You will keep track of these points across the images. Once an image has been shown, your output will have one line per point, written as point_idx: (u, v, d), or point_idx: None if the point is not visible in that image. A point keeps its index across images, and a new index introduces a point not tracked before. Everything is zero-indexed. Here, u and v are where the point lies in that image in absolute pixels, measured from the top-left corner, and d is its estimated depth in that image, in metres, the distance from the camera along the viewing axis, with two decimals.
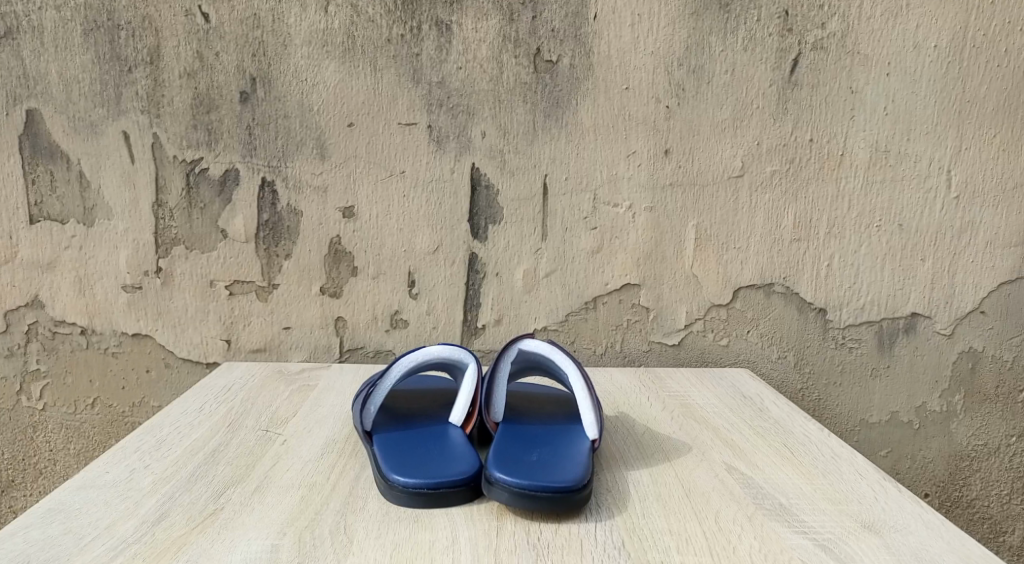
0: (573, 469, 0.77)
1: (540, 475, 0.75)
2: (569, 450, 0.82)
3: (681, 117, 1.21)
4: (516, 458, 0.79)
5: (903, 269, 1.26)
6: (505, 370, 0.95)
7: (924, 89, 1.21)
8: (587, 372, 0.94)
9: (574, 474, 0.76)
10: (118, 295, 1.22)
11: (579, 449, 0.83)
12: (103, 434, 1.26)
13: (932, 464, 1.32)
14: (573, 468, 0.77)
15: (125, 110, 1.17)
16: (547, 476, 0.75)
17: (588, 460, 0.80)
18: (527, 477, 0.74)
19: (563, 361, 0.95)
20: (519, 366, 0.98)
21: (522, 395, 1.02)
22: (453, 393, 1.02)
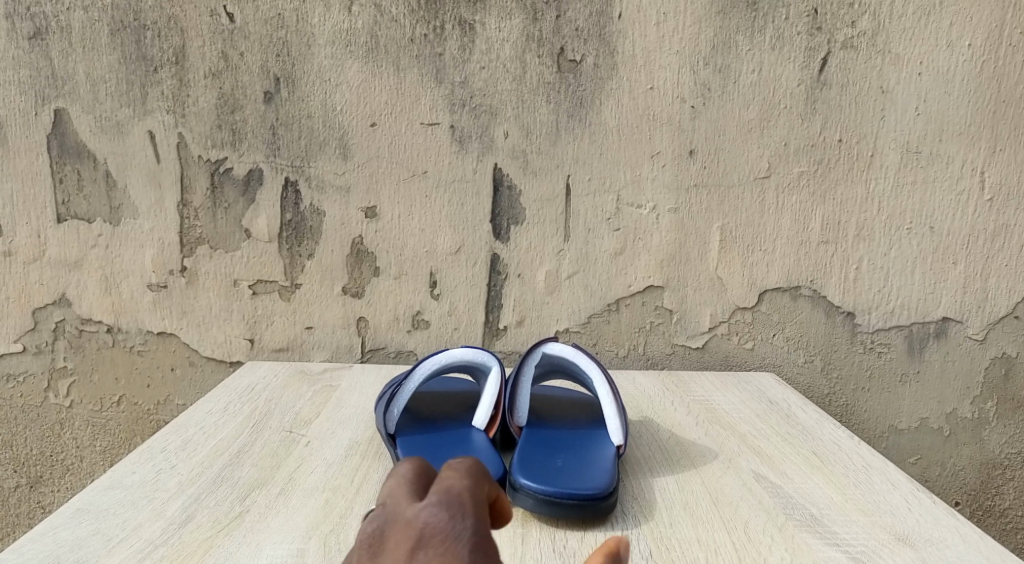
0: (599, 475, 0.76)
1: (566, 481, 0.74)
2: (594, 456, 0.82)
3: (707, 117, 1.20)
4: (541, 463, 0.78)
5: (933, 272, 1.23)
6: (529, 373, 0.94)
7: (957, 89, 1.19)
8: (611, 376, 0.93)
9: (601, 480, 0.75)
10: (144, 294, 1.22)
11: (604, 455, 0.82)
12: (128, 432, 1.27)
13: (964, 472, 1.29)
14: (599, 475, 0.76)
15: (151, 110, 1.18)
16: (573, 483, 0.74)
17: (614, 467, 0.79)
18: (553, 484, 0.73)
19: (588, 363, 0.94)
20: (543, 370, 0.98)
21: (546, 399, 1.01)
22: (477, 396, 1.01)
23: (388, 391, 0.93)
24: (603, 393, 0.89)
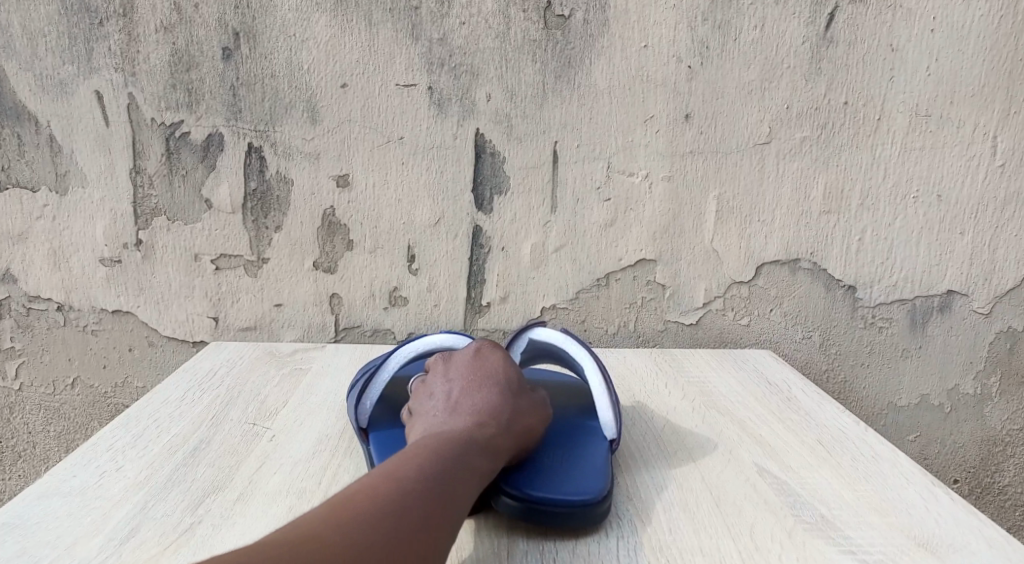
0: (592, 477, 0.72)
1: (556, 485, 0.70)
2: (584, 452, 0.77)
3: (705, 78, 1.11)
4: (531, 462, 0.74)
5: (939, 244, 1.17)
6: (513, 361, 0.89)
7: (972, 47, 1.11)
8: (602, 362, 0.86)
9: (594, 484, 0.71)
10: (96, 269, 1.13)
11: (597, 451, 0.77)
12: (84, 416, 1.19)
13: (963, 449, 1.24)
14: (592, 476, 0.72)
15: (98, 68, 1.07)
16: (565, 488, 0.70)
17: (607, 469, 0.74)
18: (542, 490, 0.69)
19: (579, 350, 0.88)
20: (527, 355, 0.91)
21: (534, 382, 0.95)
22: None
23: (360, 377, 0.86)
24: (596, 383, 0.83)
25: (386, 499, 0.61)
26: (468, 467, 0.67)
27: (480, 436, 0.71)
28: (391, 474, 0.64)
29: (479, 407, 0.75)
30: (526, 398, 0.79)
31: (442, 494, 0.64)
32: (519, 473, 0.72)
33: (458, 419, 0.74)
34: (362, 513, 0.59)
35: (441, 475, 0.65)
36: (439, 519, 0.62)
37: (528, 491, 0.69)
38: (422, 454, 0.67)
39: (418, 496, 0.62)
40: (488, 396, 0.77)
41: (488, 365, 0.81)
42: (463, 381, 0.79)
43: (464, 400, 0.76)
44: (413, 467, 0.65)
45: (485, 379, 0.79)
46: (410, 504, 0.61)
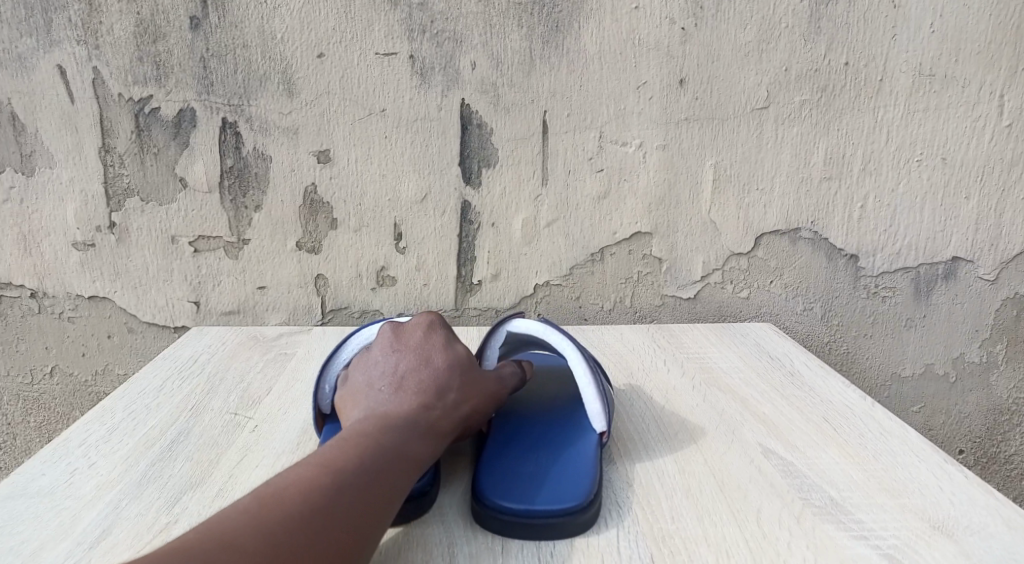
0: (575, 482, 0.68)
1: (536, 494, 0.66)
2: (568, 451, 0.73)
3: (699, 40, 1.06)
4: (510, 468, 0.70)
5: (944, 209, 1.12)
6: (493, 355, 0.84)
7: (978, 1, 1.06)
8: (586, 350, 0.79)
9: (575, 491, 0.66)
10: (69, 254, 1.09)
11: (582, 448, 0.73)
12: (65, 405, 1.15)
13: (968, 418, 1.20)
14: (575, 478, 0.68)
15: (59, 41, 1.02)
16: (545, 497, 0.66)
17: (594, 472, 0.69)
18: (518, 501, 0.65)
19: (562, 340, 0.81)
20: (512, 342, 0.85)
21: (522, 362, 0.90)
22: None
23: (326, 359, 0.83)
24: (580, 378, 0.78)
25: (318, 494, 0.59)
26: (409, 458, 0.66)
27: (423, 421, 0.69)
28: (326, 464, 0.62)
29: (425, 385, 0.72)
30: (473, 377, 0.76)
31: (385, 487, 0.62)
32: (498, 483, 0.68)
33: (403, 397, 0.71)
34: (289, 510, 0.58)
35: (377, 465, 0.63)
36: (374, 517, 0.60)
37: (505, 506, 0.65)
38: (362, 443, 0.65)
39: (355, 499, 0.60)
40: (433, 375, 0.73)
41: (439, 340, 0.77)
42: (411, 356, 0.75)
43: (410, 378, 0.73)
44: (349, 457, 0.63)
45: (432, 358, 0.75)
46: (343, 503, 0.59)
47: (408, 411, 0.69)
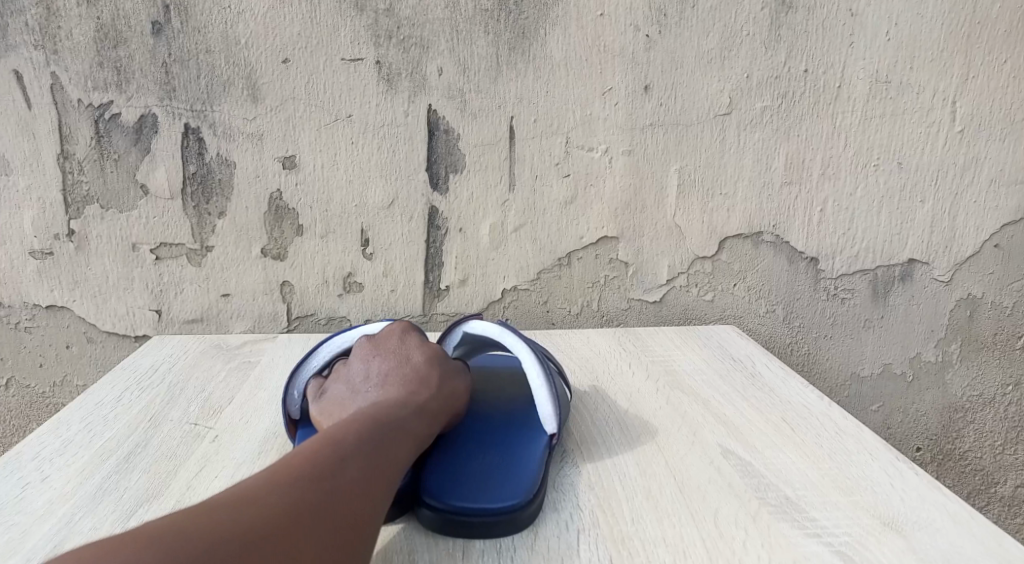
0: (521, 483, 0.68)
1: (481, 496, 0.66)
2: (518, 451, 0.73)
3: (663, 47, 1.08)
4: (458, 467, 0.70)
5: (900, 213, 1.15)
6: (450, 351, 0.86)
7: (931, 11, 1.09)
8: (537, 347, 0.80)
9: (522, 489, 0.67)
10: (26, 263, 1.06)
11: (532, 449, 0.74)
12: (22, 418, 1.12)
13: (924, 416, 1.23)
14: (523, 479, 0.69)
15: (14, 45, 0.99)
16: (490, 499, 0.66)
17: (539, 474, 0.70)
18: (462, 500, 0.66)
19: (517, 343, 0.81)
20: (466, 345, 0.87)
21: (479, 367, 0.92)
22: None
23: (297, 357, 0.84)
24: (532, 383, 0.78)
25: (326, 463, 0.60)
26: (403, 431, 0.68)
27: (414, 403, 0.71)
28: (328, 439, 0.63)
29: (412, 373, 0.75)
30: (456, 371, 0.79)
31: (384, 453, 0.64)
32: (444, 482, 0.68)
33: (392, 387, 0.73)
34: (301, 479, 0.58)
35: (377, 439, 0.65)
36: (382, 485, 0.62)
37: (449, 506, 0.65)
38: (360, 420, 0.66)
39: (359, 461, 0.62)
40: (419, 366, 0.76)
41: (415, 337, 0.80)
42: (390, 353, 0.78)
43: (396, 370, 0.76)
44: (348, 432, 0.64)
45: (413, 351, 0.78)
46: (347, 464, 0.61)
47: (399, 395, 0.72)
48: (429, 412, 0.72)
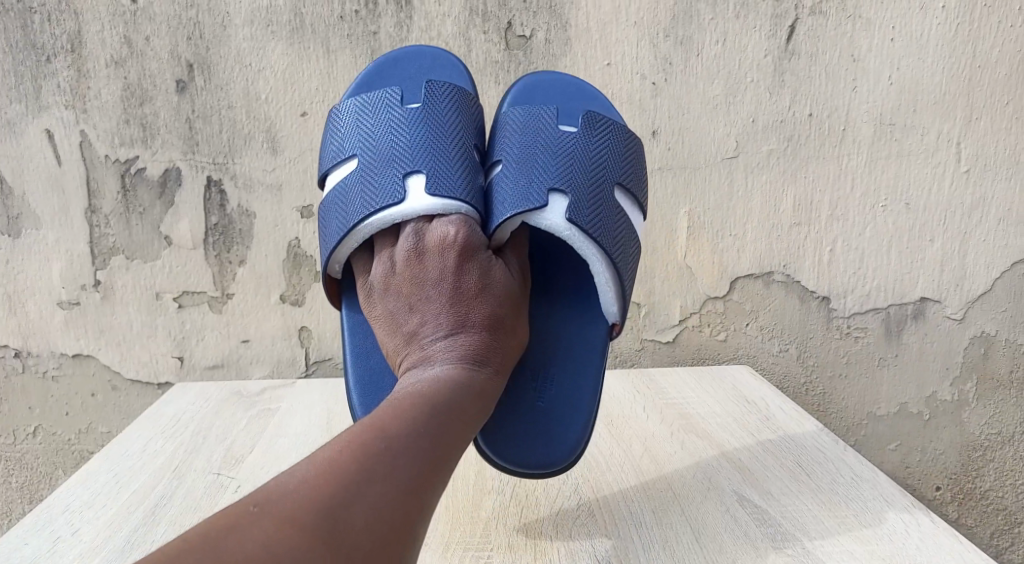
0: (573, 431, 0.82)
1: (536, 449, 0.81)
2: (572, 386, 0.84)
3: (669, 94, 1.11)
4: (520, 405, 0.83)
5: (910, 251, 1.16)
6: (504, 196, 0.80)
7: (932, 55, 1.11)
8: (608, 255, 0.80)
9: (563, 451, 0.81)
10: (54, 312, 1.10)
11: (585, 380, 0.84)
12: (48, 465, 1.14)
13: (944, 455, 1.21)
14: (575, 424, 0.82)
15: (47, 106, 1.05)
16: (547, 449, 0.81)
17: (583, 433, 0.82)
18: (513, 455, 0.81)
19: (587, 246, 0.79)
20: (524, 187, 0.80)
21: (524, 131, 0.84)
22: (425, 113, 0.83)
23: (333, 215, 0.82)
24: (602, 286, 0.81)
25: (376, 461, 0.58)
26: (458, 415, 0.66)
27: (473, 386, 0.70)
28: (382, 427, 0.61)
29: (470, 346, 0.73)
30: (511, 333, 0.77)
31: (440, 441, 0.63)
32: (506, 420, 0.82)
33: (451, 358, 0.72)
34: (346, 476, 0.57)
35: (434, 429, 0.63)
36: (431, 483, 0.60)
37: (511, 455, 0.80)
38: (416, 403, 0.65)
39: (412, 454, 0.60)
40: (477, 332, 0.74)
41: (477, 286, 0.77)
42: (451, 304, 0.76)
43: (455, 336, 0.74)
44: (403, 419, 0.62)
45: (473, 308, 0.76)
46: (400, 458, 0.59)
47: (458, 372, 0.70)
48: (484, 393, 0.71)
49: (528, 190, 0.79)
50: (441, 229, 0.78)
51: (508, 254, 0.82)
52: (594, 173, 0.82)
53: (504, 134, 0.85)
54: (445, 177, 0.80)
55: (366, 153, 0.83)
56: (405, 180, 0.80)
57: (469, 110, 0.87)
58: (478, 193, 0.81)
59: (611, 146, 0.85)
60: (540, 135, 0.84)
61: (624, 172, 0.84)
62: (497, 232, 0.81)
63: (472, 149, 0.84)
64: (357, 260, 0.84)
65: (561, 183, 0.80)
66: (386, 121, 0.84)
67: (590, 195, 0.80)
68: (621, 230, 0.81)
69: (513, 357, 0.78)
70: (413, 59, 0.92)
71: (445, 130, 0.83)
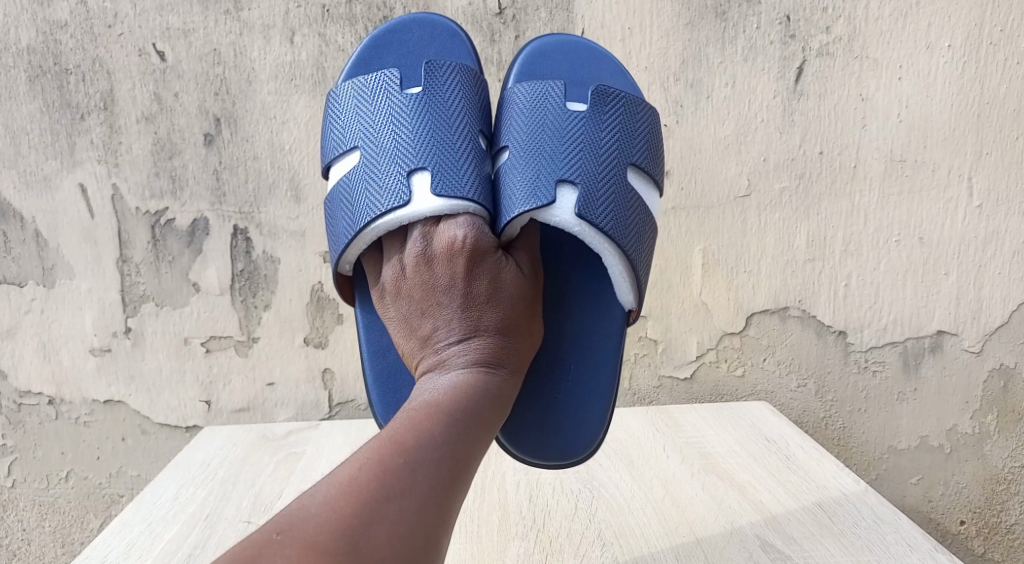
0: (591, 422, 0.87)
1: (555, 441, 0.87)
2: (590, 379, 0.88)
3: (681, 135, 1.13)
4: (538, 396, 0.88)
5: (925, 285, 1.17)
6: (512, 180, 0.82)
7: (940, 93, 1.13)
8: (623, 245, 0.81)
9: (584, 439, 0.87)
10: (86, 359, 1.13)
11: (603, 374, 0.88)
12: (79, 509, 1.17)
13: (967, 489, 1.20)
14: (592, 416, 0.87)
15: (81, 161, 1.10)
16: (565, 441, 0.87)
17: (600, 419, 0.88)
18: (538, 450, 0.87)
19: (600, 240, 0.81)
20: (534, 173, 0.81)
21: (531, 111, 0.85)
22: (431, 107, 0.84)
23: (341, 215, 0.83)
24: (618, 277, 0.83)
25: (393, 478, 0.63)
26: (474, 423, 0.70)
27: (487, 393, 0.73)
28: (398, 443, 0.65)
29: (482, 352, 0.76)
30: (524, 331, 0.81)
31: (457, 453, 0.67)
32: (524, 410, 0.87)
33: (465, 366, 0.75)
34: (367, 501, 0.61)
35: (449, 440, 0.67)
36: (451, 496, 0.65)
37: (530, 446, 0.87)
38: (430, 415, 0.68)
39: (430, 470, 0.64)
40: (491, 338, 0.77)
41: (487, 290, 0.79)
42: (463, 310, 0.79)
43: (469, 342, 0.77)
44: (418, 433, 0.66)
45: (485, 312, 0.79)
46: (417, 478, 0.63)
47: (471, 379, 0.74)
48: (498, 396, 0.75)
49: (537, 184, 0.80)
50: (449, 232, 0.79)
51: (519, 250, 0.84)
52: (601, 163, 0.83)
53: (511, 123, 0.86)
54: (450, 175, 0.80)
55: (370, 149, 0.83)
56: (409, 179, 0.80)
57: (470, 94, 0.87)
58: (485, 188, 0.81)
59: (618, 131, 0.85)
60: (546, 124, 0.84)
61: (633, 155, 0.85)
62: (506, 230, 0.82)
63: (476, 139, 0.84)
64: (367, 258, 0.85)
65: (568, 176, 0.81)
66: (387, 113, 0.85)
67: (599, 180, 0.82)
68: (633, 219, 0.83)
69: (527, 356, 0.81)
70: (410, 33, 0.92)
71: (447, 122, 0.84)
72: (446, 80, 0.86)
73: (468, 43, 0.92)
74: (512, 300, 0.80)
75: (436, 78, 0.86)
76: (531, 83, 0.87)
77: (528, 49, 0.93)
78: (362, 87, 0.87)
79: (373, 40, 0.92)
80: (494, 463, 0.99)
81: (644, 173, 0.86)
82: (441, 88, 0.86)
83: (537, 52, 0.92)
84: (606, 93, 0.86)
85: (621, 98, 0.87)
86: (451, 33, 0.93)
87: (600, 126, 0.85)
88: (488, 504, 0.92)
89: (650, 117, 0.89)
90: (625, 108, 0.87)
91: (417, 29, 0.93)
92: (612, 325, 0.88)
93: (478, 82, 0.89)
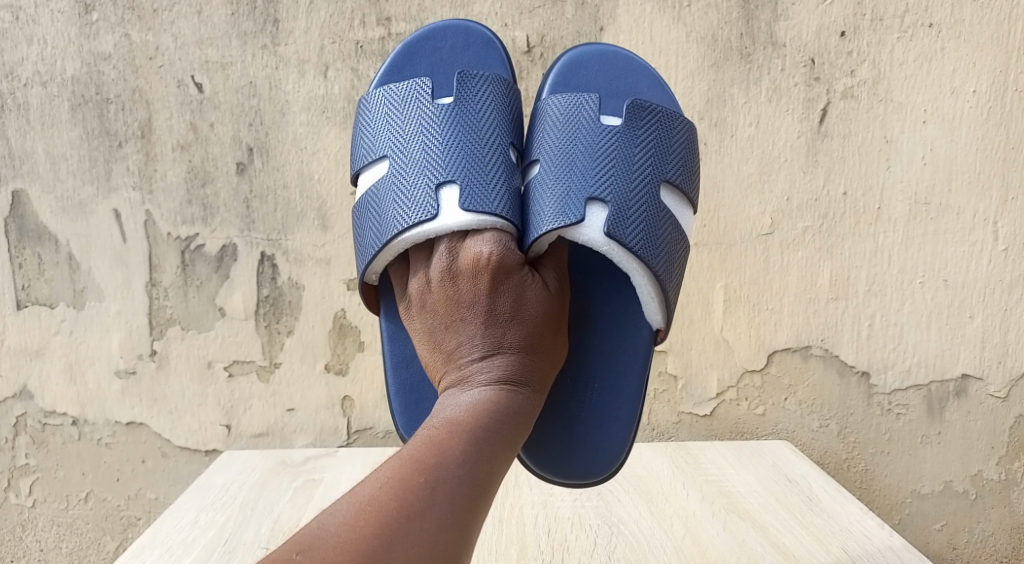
0: (613, 443, 0.88)
1: (576, 460, 0.87)
2: (612, 399, 0.88)
3: (705, 172, 1.14)
4: (560, 415, 0.88)
5: (950, 327, 1.16)
6: (541, 196, 0.83)
7: (965, 137, 1.13)
8: (653, 265, 0.82)
9: (605, 457, 0.88)
10: (111, 381, 1.15)
11: (626, 394, 0.88)
12: (97, 531, 1.17)
13: (993, 537, 1.18)
14: (614, 438, 0.88)
15: (116, 187, 1.12)
16: (588, 460, 0.87)
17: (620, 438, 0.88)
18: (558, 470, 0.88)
19: (629, 261, 0.81)
20: (565, 190, 0.82)
21: (563, 126, 0.87)
22: (460, 121, 0.86)
23: (368, 227, 0.85)
24: (646, 297, 0.84)
25: (414, 497, 0.63)
26: (494, 441, 0.70)
27: (508, 411, 0.74)
28: (421, 461, 0.66)
29: (505, 369, 0.77)
30: (548, 349, 0.81)
31: (477, 472, 0.67)
32: (544, 430, 0.87)
33: (487, 383, 0.75)
34: (385, 520, 0.62)
35: (471, 459, 0.67)
36: (469, 516, 0.64)
37: (550, 466, 0.87)
38: (452, 433, 0.69)
39: (450, 490, 0.64)
40: (513, 356, 0.78)
41: (512, 308, 0.79)
42: (486, 327, 0.79)
43: (492, 359, 0.77)
44: (440, 451, 0.67)
45: (508, 329, 0.79)
46: (437, 496, 0.63)
47: (494, 396, 0.74)
48: (520, 414, 0.75)
49: (567, 201, 0.81)
50: (475, 248, 0.80)
51: (546, 268, 0.84)
52: (633, 181, 0.84)
53: (543, 138, 0.87)
54: (478, 191, 0.81)
55: (400, 160, 0.85)
56: (436, 193, 0.82)
57: (502, 106, 0.88)
58: (513, 203, 0.83)
59: (651, 147, 0.86)
60: (579, 139, 0.85)
61: (664, 172, 0.86)
62: (534, 246, 0.83)
63: (506, 154, 0.85)
64: (394, 270, 0.87)
65: (598, 195, 0.82)
66: (417, 123, 0.86)
67: (630, 200, 0.82)
68: (662, 238, 0.83)
69: (550, 375, 0.81)
70: (444, 40, 0.94)
71: (478, 136, 0.85)
72: (477, 91, 0.88)
73: (501, 52, 0.94)
74: (536, 318, 0.80)
75: (468, 89, 0.87)
76: (565, 97, 0.88)
77: (563, 61, 0.94)
78: (393, 96, 0.88)
79: (406, 46, 0.94)
80: (512, 495, 0.98)
81: (676, 192, 0.87)
82: (471, 99, 0.87)
83: (573, 63, 0.93)
84: (640, 108, 0.87)
85: (656, 114, 0.87)
86: (485, 42, 0.94)
87: (633, 142, 0.86)
88: (507, 536, 0.91)
89: (685, 135, 0.89)
90: (660, 125, 0.87)
91: (451, 37, 0.94)
92: (637, 345, 0.89)
93: (511, 92, 0.90)
